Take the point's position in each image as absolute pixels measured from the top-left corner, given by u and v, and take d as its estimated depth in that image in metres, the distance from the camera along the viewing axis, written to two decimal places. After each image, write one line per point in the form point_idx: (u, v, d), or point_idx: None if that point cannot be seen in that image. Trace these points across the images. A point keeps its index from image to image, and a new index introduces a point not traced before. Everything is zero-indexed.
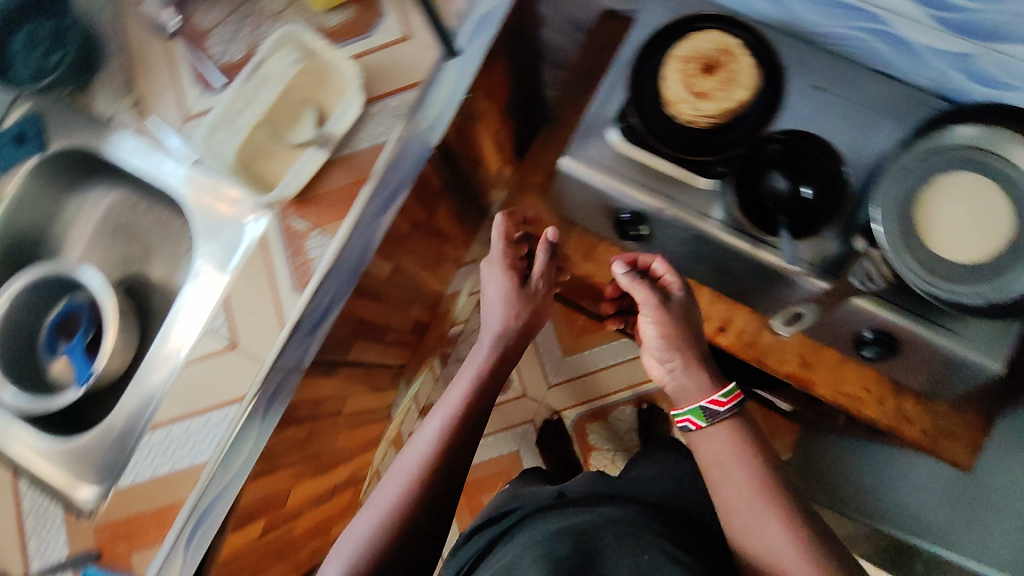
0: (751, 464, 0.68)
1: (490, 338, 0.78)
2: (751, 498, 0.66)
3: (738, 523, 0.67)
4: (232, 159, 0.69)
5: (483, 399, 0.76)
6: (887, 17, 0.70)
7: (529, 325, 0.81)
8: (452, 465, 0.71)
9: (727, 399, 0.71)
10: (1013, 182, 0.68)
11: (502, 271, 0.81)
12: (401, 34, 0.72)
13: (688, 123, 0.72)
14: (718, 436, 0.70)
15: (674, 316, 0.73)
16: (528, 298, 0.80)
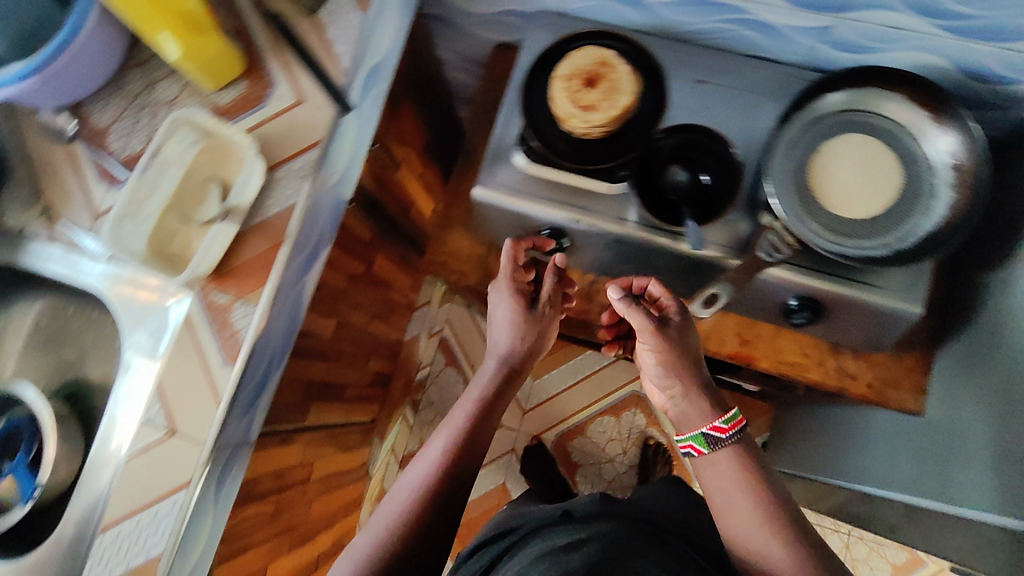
0: (753, 489, 0.67)
1: (495, 361, 0.81)
2: (752, 522, 0.66)
3: (741, 549, 0.66)
4: (144, 247, 0.70)
5: (488, 423, 0.77)
6: (745, 6, 0.72)
7: (530, 351, 0.83)
8: (454, 484, 0.71)
9: (728, 427, 0.70)
10: (892, 136, 0.72)
11: (505, 297, 0.81)
12: (295, 98, 0.75)
13: (583, 135, 0.74)
14: (723, 467, 0.69)
15: (670, 341, 0.73)
16: (534, 323, 0.81)
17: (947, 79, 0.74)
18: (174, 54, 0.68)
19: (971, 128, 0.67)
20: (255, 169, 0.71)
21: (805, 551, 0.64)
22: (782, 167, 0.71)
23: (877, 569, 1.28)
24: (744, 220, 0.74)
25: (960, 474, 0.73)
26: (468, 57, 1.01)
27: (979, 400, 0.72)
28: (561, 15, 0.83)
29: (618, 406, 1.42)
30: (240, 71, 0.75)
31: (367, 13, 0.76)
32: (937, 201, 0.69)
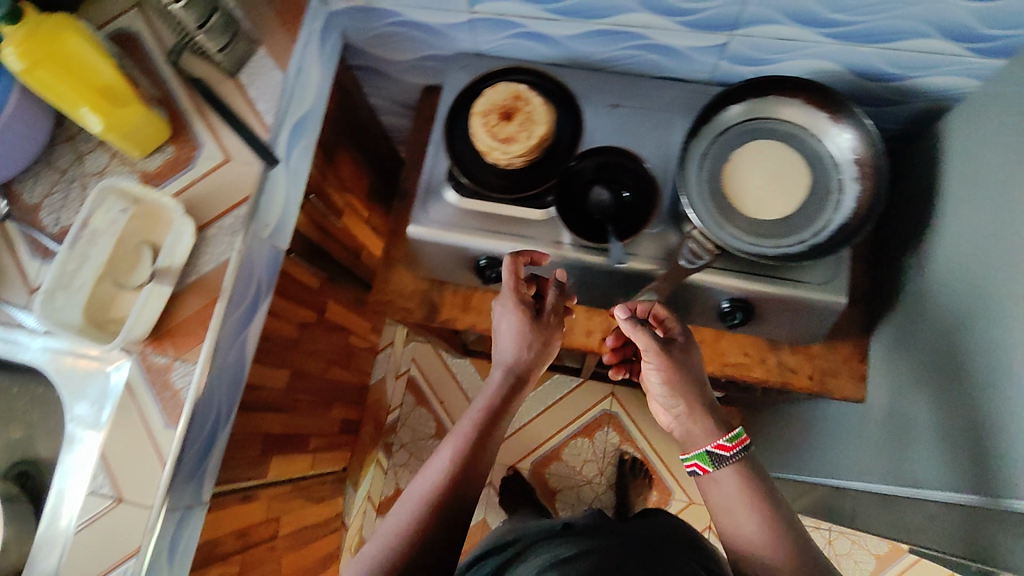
0: (758, 507, 0.66)
1: (501, 372, 0.74)
2: (758, 533, 0.65)
3: (746, 558, 0.65)
4: (79, 317, 0.71)
5: (490, 442, 0.71)
6: (645, 32, 0.76)
7: (536, 362, 0.76)
8: (453, 508, 0.67)
9: (733, 445, 0.68)
10: (796, 138, 0.75)
11: (509, 308, 0.74)
12: (223, 156, 0.76)
13: (506, 165, 0.77)
14: (726, 486, 0.68)
15: (677, 362, 0.71)
16: (542, 334, 0.75)
17: (842, 81, 0.79)
18: (95, 126, 0.69)
19: (865, 123, 0.71)
20: (185, 228, 0.72)
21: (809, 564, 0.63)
22: (697, 180, 0.75)
23: (861, 561, 1.29)
24: (671, 231, 0.77)
25: (902, 454, 0.75)
26: (398, 101, 1.04)
27: (912, 381, 0.75)
28: (478, 54, 0.87)
29: (590, 426, 1.42)
30: (167, 137, 0.77)
31: (287, 70, 0.79)
32: (845, 196, 0.73)
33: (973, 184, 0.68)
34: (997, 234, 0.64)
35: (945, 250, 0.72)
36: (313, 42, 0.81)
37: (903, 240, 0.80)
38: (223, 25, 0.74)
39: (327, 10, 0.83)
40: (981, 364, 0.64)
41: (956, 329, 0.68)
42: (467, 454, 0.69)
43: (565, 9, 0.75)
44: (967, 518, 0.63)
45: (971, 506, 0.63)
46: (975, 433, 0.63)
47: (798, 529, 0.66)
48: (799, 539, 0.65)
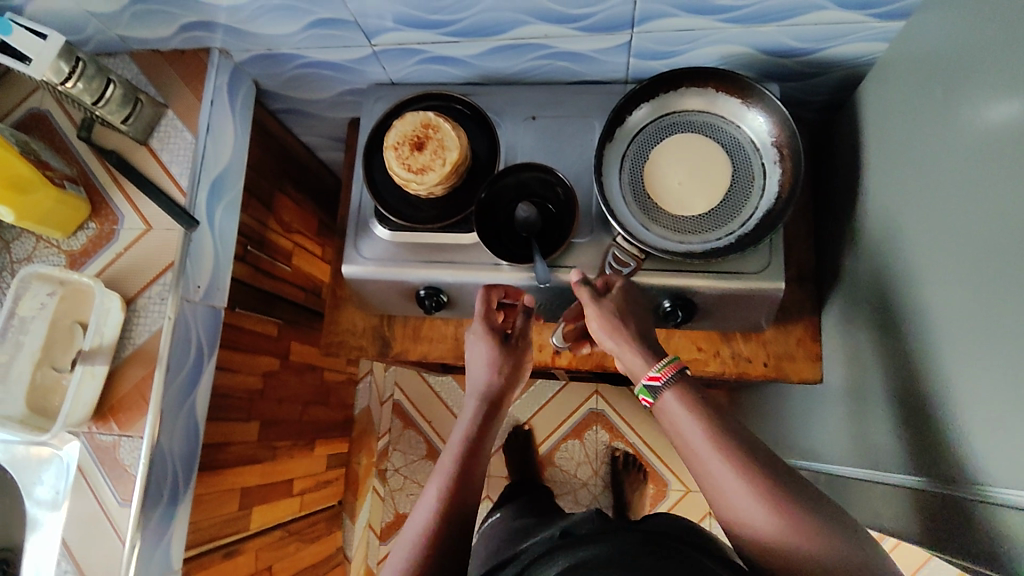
0: (720, 436, 0.55)
1: (474, 399, 0.69)
2: (717, 465, 0.54)
3: (713, 495, 0.54)
4: (21, 407, 0.71)
5: (477, 474, 0.64)
6: (547, 42, 0.75)
7: (509, 385, 0.71)
8: (450, 551, 0.59)
9: (662, 374, 0.59)
10: (711, 127, 0.74)
11: (477, 337, 0.71)
12: (144, 224, 0.76)
13: (429, 194, 0.76)
14: (674, 414, 0.58)
15: (606, 304, 0.66)
16: (510, 353, 0.71)
17: (755, 62, 0.77)
18: (8, 215, 0.69)
19: (777, 106, 0.70)
20: (111, 300, 0.71)
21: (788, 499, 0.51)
22: (618, 185, 0.74)
23: None
24: (603, 236, 0.76)
25: (865, 435, 0.73)
26: (330, 138, 1.03)
27: (866, 358, 0.73)
28: (391, 84, 0.86)
29: (579, 427, 1.41)
30: (87, 214, 0.77)
31: (197, 130, 0.78)
32: (769, 179, 0.72)
33: (895, 154, 0.66)
34: (920, 205, 0.62)
35: (879, 223, 0.70)
36: (221, 96, 0.81)
37: (841, 215, 0.78)
38: (122, 96, 0.74)
39: (231, 62, 0.82)
40: (921, 339, 0.62)
41: (897, 304, 0.67)
42: (455, 487, 0.62)
43: (461, 30, 0.73)
44: (928, 499, 0.61)
45: (929, 487, 0.61)
46: (924, 411, 0.62)
47: (776, 463, 0.54)
48: (771, 467, 0.53)
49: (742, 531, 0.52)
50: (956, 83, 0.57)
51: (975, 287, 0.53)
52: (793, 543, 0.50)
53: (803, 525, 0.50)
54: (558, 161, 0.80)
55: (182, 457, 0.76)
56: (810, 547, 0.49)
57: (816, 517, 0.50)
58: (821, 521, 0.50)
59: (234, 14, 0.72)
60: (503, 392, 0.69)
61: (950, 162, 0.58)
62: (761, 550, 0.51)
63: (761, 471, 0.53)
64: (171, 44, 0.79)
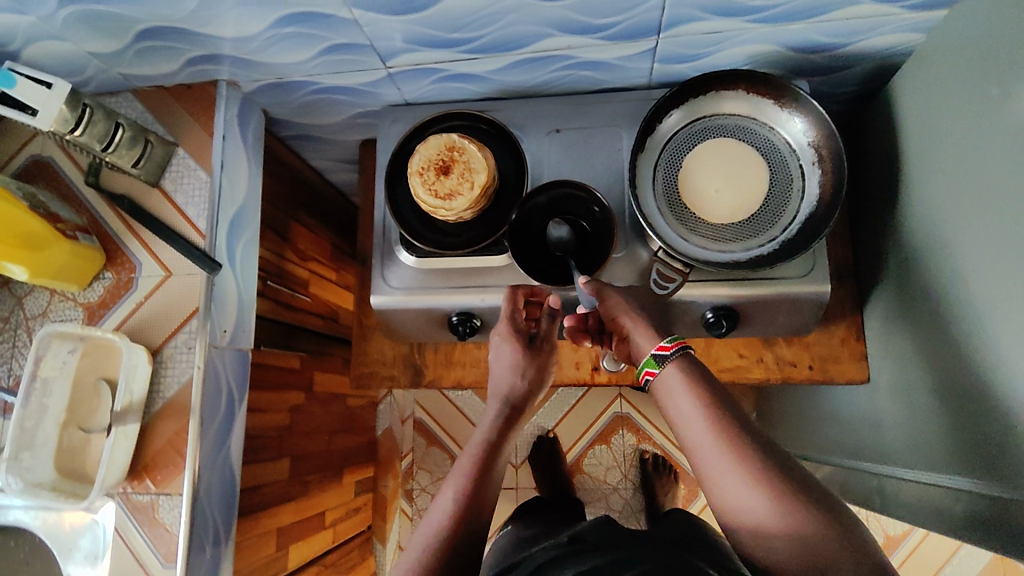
0: (713, 413, 0.55)
1: (496, 402, 0.67)
2: (708, 443, 0.54)
3: (702, 471, 0.54)
4: (51, 472, 0.68)
5: (494, 474, 0.63)
6: (569, 53, 0.72)
7: (533, 389, 0.69)
8: (465, 556, 0.57)
9: (672, 345, 0.60)
10: (745, 131, 0.71)
11: (502, 338, 0.69)
12: (163, 270, 0.73)
13: (458, 219, 0.74)
14: (671, 387, 0.58)
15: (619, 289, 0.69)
16: (535, 358, 0.69)
17: (782, 60, 0.75)
18: (22, 274, 0.66)
19: (814, 106, 0.67)
20: (138, 355, 0.69)
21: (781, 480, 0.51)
22: (652, 196, 0.72)
23: (890, 524, 1.24)
24: (637, 246, 0.74)
25: (911, 436, 0.72)
26: (341, 160, 1.00)
27: (911, 357, 0.71)
28: (406, 104, 0.83)
29: (606, 432, 1.39)
30: (102, 264, 0.74)
31: (211, 167, 0.75)
32: (808, 181, 0.70)
33: (933, 149, 0.64)
34: (966, 201, 0.60)
35: (919, 219, 0.68)
36: (233, 129, 0.77)
37: (880, 210, 0.76)
38: (131, 139, 0.71)
39: (240, 93, 0.79)
40: (972, 338, 0.61)
41: (944, 302, 0.65)
42: (470, 487, 0.61)
43: (481, 47, 0.71)
44: (982, 504, 0.60)
45: (983, 492, 0.60)
46: (976, 413, 0.60)
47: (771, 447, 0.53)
48: (759, 444, 0.53)
49: (726, 504, 0.52)
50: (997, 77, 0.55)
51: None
52: (777, 520, 0.49)
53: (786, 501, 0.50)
54: (587, 174, 0.78)
55: (221, 509, 0.74)
56: (788, 516, 0.49)
57: (802, 495, 0.50)
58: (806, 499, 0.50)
59: (240, 45, 0.69)
60: (526, 398, 0.68)
61: (994, 158, 0.56)
62: (746, 528, 0.51)
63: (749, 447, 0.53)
64: (175, 79, 0.75)
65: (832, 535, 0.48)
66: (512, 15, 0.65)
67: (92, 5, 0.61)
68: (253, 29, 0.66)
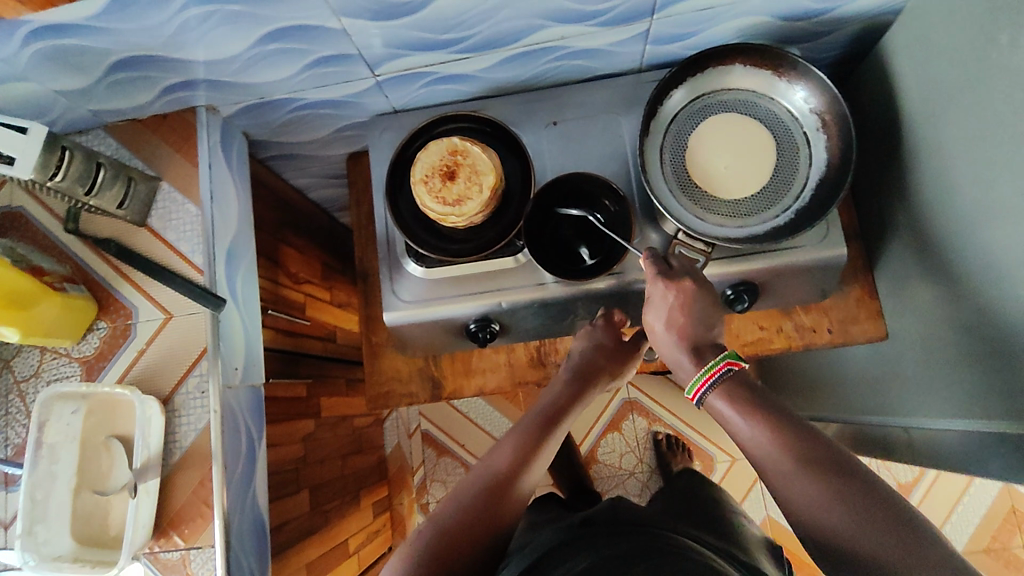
0: (776, 430, 0.54)
1: (568, 372, 0.73)
2: (777, 459, 0.53)
3: (777, 491, 0.53)
4: (69, 541, 0.63)
5: (553, 433, 0.67)
6: (562, 43, 0.71)
7: (608, 369, 0.74)
8: (505, 492, 0.60)
9: (695, 394, 0.61)
10: (746, 105, 0.71)
11: (597, 325, 0.76)
12: (164, 313, 0.69)
13: (470, 223, 0.71)
14: (726, 412, 0.59)
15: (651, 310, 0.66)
16: (615, 349, 0.75)
17: (771, 32, 0.75)
18: (13, 336, 0.61)
19: (813, 72, 0.67)
20: (151, 407, 0.64)
21: (858, 491, 0.49)
22: (662, 179, 0.71)
23: (901, 474, 1.28)
24: (651, 231, 0.73)
25: (935, 386, 0.73)
26: (325, 175, 0.96)
27: (930, 311, 0.72)
28: (395, 112, 0.80)
29: (617, 419, 1.39)
30: (96, 313, 0.69)
31: (200, 199, 0.71)
32: (814, 149, 0.70)
33: (934, 103, 0.65)
34: (975, 149, 0.61)
35: (924, 174, 0.69)
36: (217, 156, 0.73)
37: (881, 169, 0.77)
38: (112, 178, 0.66)
39: (220, 118, 0.75)
40: (992, 284, 0.61)
41: (960, 251, 0.66)
42: (525, 439, 0.65)
43: (472, 46, 0.68)
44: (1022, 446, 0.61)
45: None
46: (1003, 357, 0.61)
47: (844, 459, 0.52)
48: (815, 445, 0.53)
49: (791, 512, 0.52)
50: (994, 28, 0.56)
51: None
52: (857, 525, 0.48)
53: (846, 501, 0.49)
54: (591, 164, 0.76)
55: (254, 554, 0.70)
56: (873, 525, 0.47)
57: (887, 511, 0.48)
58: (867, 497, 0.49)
59: (218, 67, 0.66)
60: (597, 372, 0.73)
61: (998, 107, 0.57)
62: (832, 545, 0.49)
63: (802, 450, 0.53)
64: (150, 110, 0.71)
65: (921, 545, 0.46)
66: (504, 10, 0.63)
67: (63, 40, 0.57)
68: (233, 48, 0.62)
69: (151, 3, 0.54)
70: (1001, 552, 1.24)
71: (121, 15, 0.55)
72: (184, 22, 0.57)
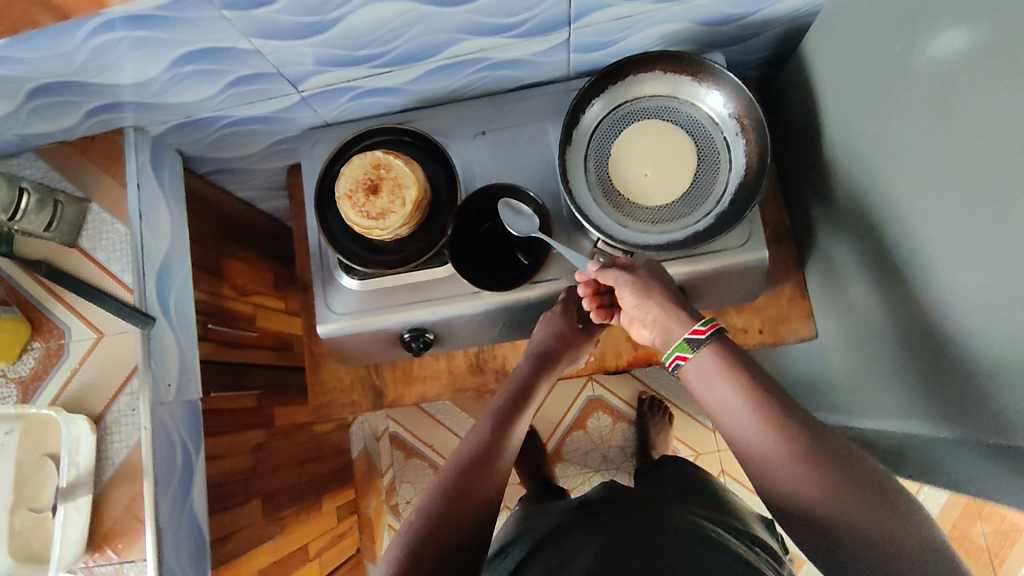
0: (758, 398, 0.55)
1: (531, 355, 0.76)
2: (754, 426, 0.55)
3: (747, 454, 0.56)
4: (6, 558, 0.65)
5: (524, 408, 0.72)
6: (483, 55, 0.71)
7: (567, 353, 0.77)
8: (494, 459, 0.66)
9: (707, 328, 0.60)
10: (668, 111, 0.72)
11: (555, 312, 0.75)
12: (95, 332, 0.70)
13: (396, 235, 0.72)
14: (709, 372, 0.58)
15: (635, 273, 0.66)
16: (572, 334, 0.77)
17: (697, 37, 0.75)
18: None
19: (730, 78, 0.68)
20: (79, 426, 0.66)
21: (828, 459, 0.52)
22: (585, 187, 0.72)
23: None
24: (578, 238, 0.74)
25: (868, 383, 0.74)
26: (268, 188, 0.98)
27: (859, 309, 0.73)
28: (326, 125, 0.81)
29: (581, 417, 1.40)
30: (29, 334, 0.70)
31: (129, 219, 0.72)
32: (734, 153, 0.70)
33: (850, 105, 0.66)
34: (885, 151, 0.61)
35: (845, 174, 0.70)
36: (147, 176, 0.74)
37: (809, 169, 0.78)
38: (39, 202, 0.68)
39: (150, 137, 0.76)
40: (911, 283, 0.62)
41: (881, 251, 0.66)
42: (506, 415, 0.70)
43: (391, 60, 0.69)
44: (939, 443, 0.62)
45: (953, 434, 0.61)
46: (923, 353, 0.62)
47: (817, 428, 0.54)
48: (796, 417, 0.54)
49: (759, 472, 0.55)
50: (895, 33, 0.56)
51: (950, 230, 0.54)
52: (826, 490, 0.51)
53: (817, 470, 0.51)
54: (518, 172, 0.77)
55: (193, 565, 0.71)
56: (840, 492, 0.50)
57: (856, 479, 0.51)
58: (850, 482, 0.50)
59: (140, 89, 0.66)
60: (555, 356, 0.76)
61: (904, 110, 0.57)
62: (800, 507, 0.52)
63: (785, 422, 0.54)
64: (78, 132, 0.72)
65: (886, 512, 0.49)
66: (418, 25, 0.63)
67: None
68: (151, 71, 0.63)
69: (59, 32, 0.55)
70: (963, 541, 1.25)
71: (31, 44, 0.56)
72: (96, 48, 0.58)
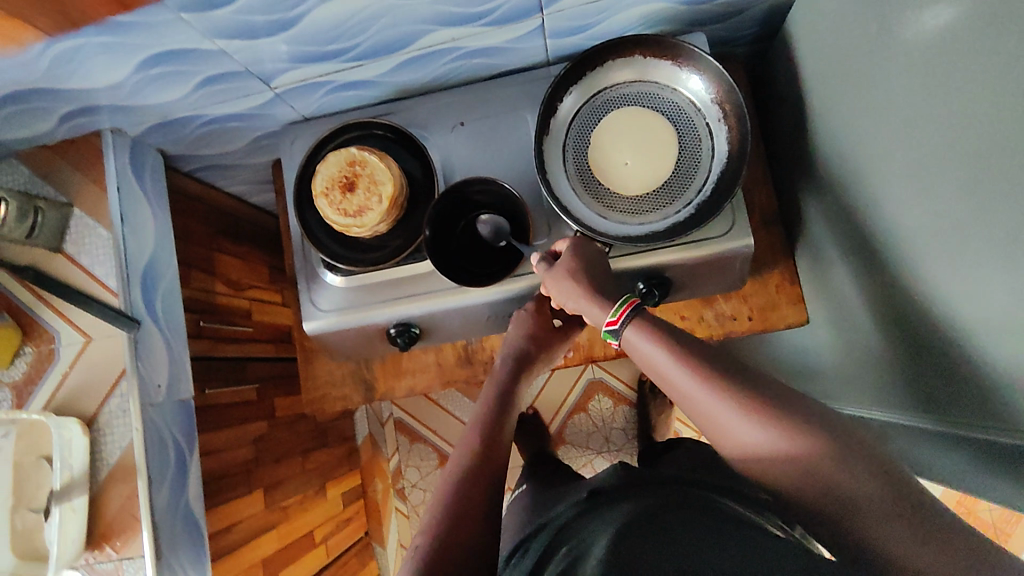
0: (692, 363, 0.51)
1: (505, 354, 0.75)
2: (696, 392, 0.50)
3: (706, 429, 0.51)
4: (9, 558, 0.67)
5: (507, 402, 0.71)
6: (456, 44, 0.69)
7: (544, 353, 0.76)
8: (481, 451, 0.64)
9: (618, 316, 0.58)
10: (647, 97, 0.70)
11: (527, 310, 0.76)
12: (83, 336, 0.72)
13: (374, 232, 0.72)
14: (642, 350, 0.56)
15: (557, 271, 0.66)
16: (549, 334, 0.76)
17: (679, 17, 0.72)
18: None
19: (709, 61, 0.66)
20: (70, 430, 0.68)
21: (778, 412, 0.46)
22: (564, 177, 0.70)
23: None
24: (559, 229, 0.73)
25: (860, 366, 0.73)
26: (256, 182, 0.97)
27: (848, 294, 0.71)
28: (305, 119, 0.80)
29: (583, 399, 1.40)
30: (20, 340, 0.72)
31: (111, 223, 0.73)
32: (716, 138, 0.69)
33: (834, 85, 0.63)
34: (866, 134, 0.59)
35: (831, 157, 0.68)
36: (128, 177, 0.75)
37: (798, 150, 0.75)
38: (19, 211, 0.69)
39: (129, 137, 0.75)
40: (893, 270, 0.60)
41: (865, 237, 0.64)
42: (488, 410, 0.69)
43: (362, 54, 0.68)
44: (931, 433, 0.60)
45: (945, 423, 0.59)
46: (908, 339, 0.61)
47: (760, 381, 0.49)
48: (734, 375, 0.49)
49: (721, 444, 0.50)
50: (874, 11, 0.54)
51: (932, 218, 0.52)
52: (784, 445, 0.45)
53: (768, 428, 0.46)
54: (497, 163, 0.76)
55: (191, 560, 0.73)
56: (794, 445, 0.44)
57: (812, 428, 0.45)
58: (807, 427, 0.45)
59: (111, 93, 0.66)
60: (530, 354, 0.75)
61: (882, 94, 0.55)
62: (767, 470, 0.46)
63: (722, 382, 0.49)
64: (57, 136, 0.72)
65: (850, 458, 0.42)
66: (384, 18, 0.62)
67: None
68: (119, 75, 0.63)
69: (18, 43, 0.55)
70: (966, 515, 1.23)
71: None
72: (58, 56, 0.58)
